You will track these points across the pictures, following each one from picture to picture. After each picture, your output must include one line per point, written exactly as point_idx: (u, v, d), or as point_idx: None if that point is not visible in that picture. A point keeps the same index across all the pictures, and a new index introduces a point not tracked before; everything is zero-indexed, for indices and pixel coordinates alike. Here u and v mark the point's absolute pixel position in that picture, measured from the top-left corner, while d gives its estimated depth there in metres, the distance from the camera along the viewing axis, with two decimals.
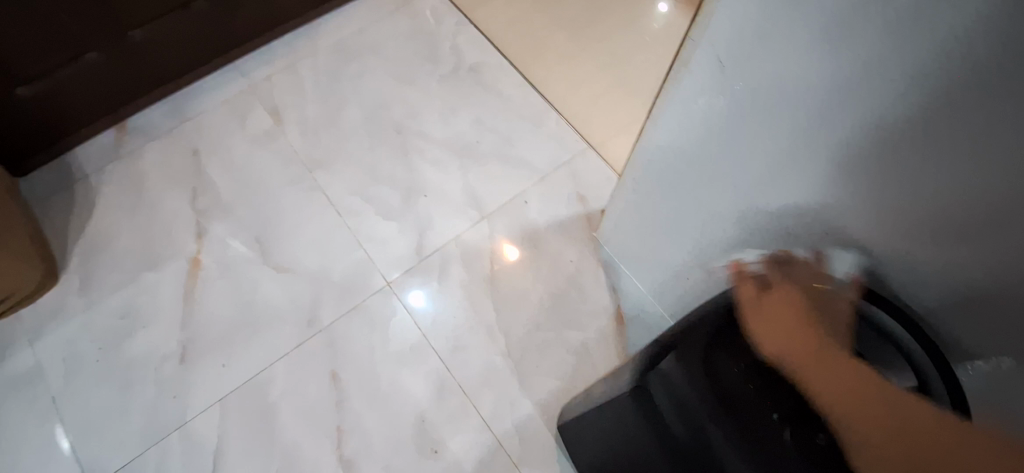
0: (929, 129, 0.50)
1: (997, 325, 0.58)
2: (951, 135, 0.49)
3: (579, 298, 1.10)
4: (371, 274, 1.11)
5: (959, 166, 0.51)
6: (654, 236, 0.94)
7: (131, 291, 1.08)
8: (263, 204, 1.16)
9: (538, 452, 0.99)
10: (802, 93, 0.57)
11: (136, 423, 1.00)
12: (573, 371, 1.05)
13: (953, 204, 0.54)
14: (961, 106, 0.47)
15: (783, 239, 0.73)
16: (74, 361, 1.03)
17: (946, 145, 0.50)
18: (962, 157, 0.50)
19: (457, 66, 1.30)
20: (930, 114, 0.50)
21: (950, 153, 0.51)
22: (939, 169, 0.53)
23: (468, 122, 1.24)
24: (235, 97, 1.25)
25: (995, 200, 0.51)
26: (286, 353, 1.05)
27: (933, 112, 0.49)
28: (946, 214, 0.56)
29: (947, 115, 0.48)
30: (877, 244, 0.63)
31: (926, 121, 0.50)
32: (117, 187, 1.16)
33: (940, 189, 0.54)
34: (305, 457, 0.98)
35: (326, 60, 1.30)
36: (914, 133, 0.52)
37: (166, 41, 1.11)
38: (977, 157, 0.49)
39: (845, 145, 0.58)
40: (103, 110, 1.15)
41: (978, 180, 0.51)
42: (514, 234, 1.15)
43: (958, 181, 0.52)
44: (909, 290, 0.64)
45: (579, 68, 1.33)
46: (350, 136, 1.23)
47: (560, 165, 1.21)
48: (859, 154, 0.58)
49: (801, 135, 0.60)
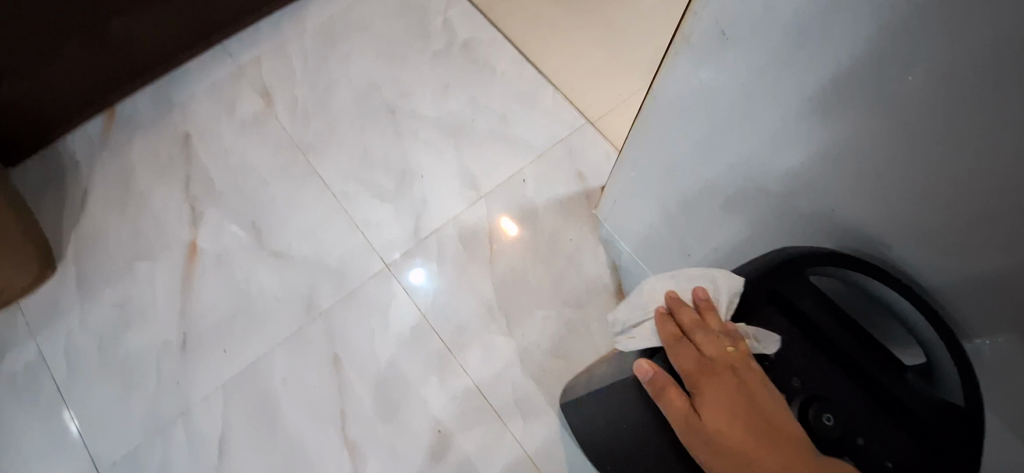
0: (941, 103, 0.49)
1: (1003, 303, 0.58)
2: (963, 110, 0.48)
3: (579, 277, 1.10)
4: (369, 257, 1.10)
5: (966, 144, 0.50)
6: (654, 213, 0.94)
7: (128, 280, 1.08)
8: (256, 189, 1.14)
9: (541, 430, 1.00)
10: (807, 67, 0.55)
11: (140, 412, 1.00)
12: (574, 350, 1.05)
13: (962, 182, 0.53)
14: (977, 79, 0.45)
15: (786, 216, 0.73)
16: (74, 352, 1.03)
17: (958, 120, 0.49)
18: (974, 132, 0.49)
19: (450, 42, 1.27)
20: (941, 88, 0.48)
21: (958, 131, 0.50)
22: (949, 144, 0.51)
23: (463, 101, 1.22)
24: (224, 80, 1.23)
25: (1002, 181, 0.50)
26: (286, 339, 1.05)
27: (941, 88, 0.48)
28: (954, 192, 0.54)
29: (956, 91, 0.47)
30: (880, 224, 0.63)
31: (934, 98, 0.49)
32: (108, 175, 1.14)
33: (950, 167, 0.53)
34: (310, 440, 0.99)
35: (315, 38, 1.27)
36: (922, 110, 0.51)
37: (151, 23, 1.08)
38: (986, 135, 0.48)
39: (851, 119, 0.56)
40: (90, 96, 1.13)
41: (989, 157, 0.49)
42: (512, 213, 1.14)
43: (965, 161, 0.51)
44: (913, 268, 0.63)
45: (574, 42, 1.30)
46: (342, 117, 1.21)
47: (557, 142, 1.19)
48: (865, 129, 0.56)
49: (805, 110, 0.59)
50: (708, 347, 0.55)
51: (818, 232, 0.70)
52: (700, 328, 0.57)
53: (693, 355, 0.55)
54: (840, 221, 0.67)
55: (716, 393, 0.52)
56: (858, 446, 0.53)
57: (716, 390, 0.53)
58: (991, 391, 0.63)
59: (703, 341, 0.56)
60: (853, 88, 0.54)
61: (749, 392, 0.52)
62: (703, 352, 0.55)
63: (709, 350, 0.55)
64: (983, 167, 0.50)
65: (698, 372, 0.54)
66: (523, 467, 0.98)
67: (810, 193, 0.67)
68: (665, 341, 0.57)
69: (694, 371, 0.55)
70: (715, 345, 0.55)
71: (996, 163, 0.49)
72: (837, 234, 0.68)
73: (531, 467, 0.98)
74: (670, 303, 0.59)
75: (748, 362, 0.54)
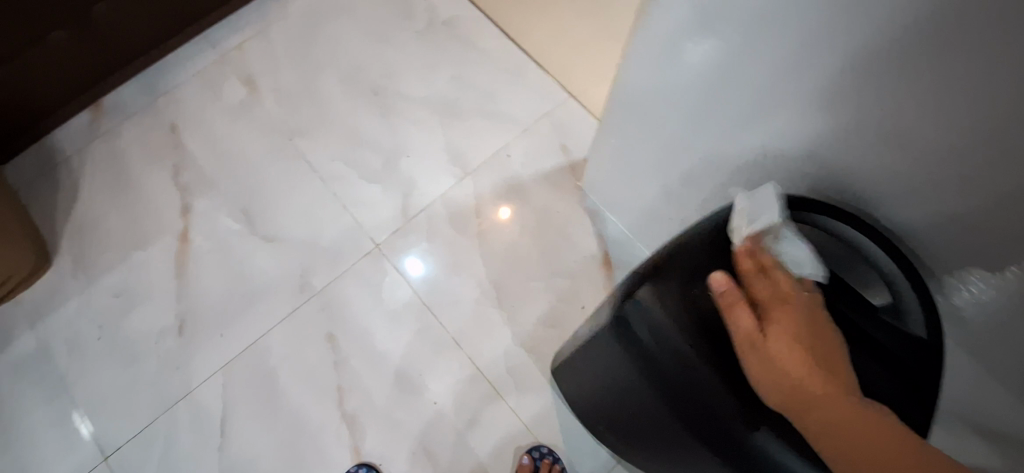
0: (923, 57, 0.48)
1: (969, 234, 0.57)
2: (950, 66, 0.47)
3: (566, 247, 1.12)
4: (360, 237, 1.12)
5: (937, 87, 0.49)
6: (636, 179, 0.95)
7: (123, 270, 1.09)
8: (245, 175, 1.16)
9: (534, 397, 1.03)
10: (777, 30, 0.55)
11: (142, 397, 1.02)
12: (564, 318, 1.07)
13: (941, 129, 0.52)
14: (964, 36, 0.44)
15: (759, 171, 0.73)
16: (74, 341, 1.05)
17: (939, 70, 0.47)
18: (954, 70, 0.47)
19: (431, 22, 1.28)
20: (924, 44, 0.47)
21: (929, 73, 0.48)
22: (935, 88, 0.49)
23: (447, 81, 1.23)
24: (208, 68, 1.23)
25: (974, 123, 0.49)
26: (282, 321, 1.06)
27: (914, 34, 0.47)
28: (930, 138, 0.53)
29: (927, 34, 0.46)
30: (849, 167, 0.62)
31: (907, 41, 0.47)
32: (97, 168, 1.15)
33: (925, 119, 0.52)
34: (309, 416, 1.01)
35: (297, 24, 1.28)
36: (895, 55, 0.49)
37: (128, 15, 1.08)
38: (959, 77, 0.47)
39: (825, 75, 0.56)
40: (74, 90, 1.13)
41: (973, 113, 0.48)
42: (499, 190, 1.15)
43: (936, 103, 0.50)
44: (889, 213, 0.62)
45: (557, 17, 1.31)
46: (328, 101, 1.22)
47: (541, 117, 1.21)
48: (842, 80, 0.55)
49: (777, 67, 0.59)
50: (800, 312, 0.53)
51: (792, 180, 0.70)
52: (780, 280, 0.55)
53: (787, 312, 0.53)
54: (812, 166, 0.66)
55: (797, 341, 0.51)
56: None
57: (785, 329, 0.51)
58: (975, 339, 0.64)
59: (769, 291, 0.54)
60: (819, 54, 0.54)
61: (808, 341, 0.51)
62: (768, 293, 0.54)
63: (790, 296, 0.54)
64: (961, 120, 0.49)
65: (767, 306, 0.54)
66: (518, 433, 1.01)
67: (785, 138, 0.66)
68: (744, 273, 0.56)
69: (772, 306, 0.53)
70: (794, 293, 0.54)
71: (975, 117, 0.48)
72: (807, 177, 0.68)
73: (527, 433, 1.01)
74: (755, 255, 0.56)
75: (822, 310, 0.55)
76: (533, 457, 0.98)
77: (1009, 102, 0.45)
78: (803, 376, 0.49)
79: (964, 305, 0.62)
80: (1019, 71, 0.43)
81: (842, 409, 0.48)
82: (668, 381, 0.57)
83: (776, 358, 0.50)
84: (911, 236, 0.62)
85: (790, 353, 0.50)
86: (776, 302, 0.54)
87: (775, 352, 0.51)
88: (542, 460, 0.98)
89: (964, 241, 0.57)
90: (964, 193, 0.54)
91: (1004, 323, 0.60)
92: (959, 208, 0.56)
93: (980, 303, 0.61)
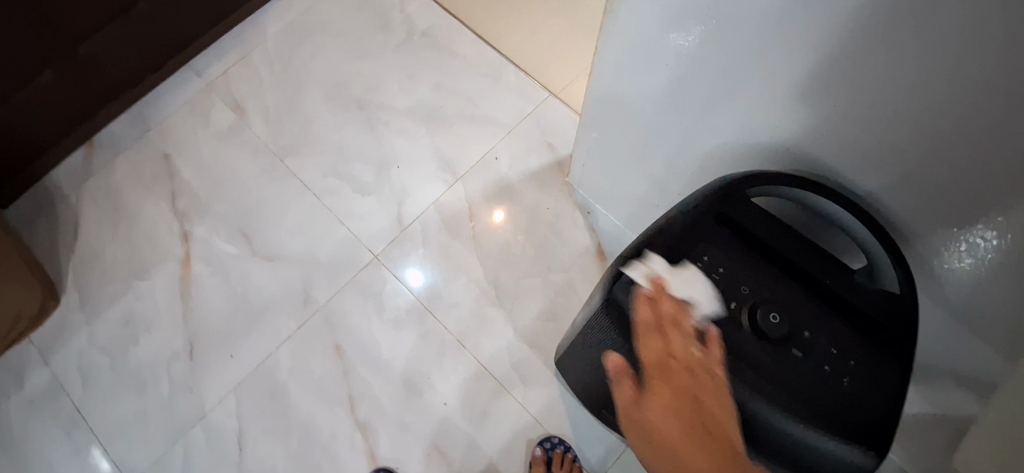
0: (880, 31, 0.50)
1: (926, 194, 0.59)
2: (898, 36, 0.49)
3: (559, 241, 1.14)
4: (357, 249, 1.14)
5: (888, 56, 0.52)
6: (620, 171, 0.98)
7: (129, 300, 1.11)
8: (240, 198, 1.18)
9: (540, 389, 1.05)
10: (737, 19, 0.59)
11: (157, 421, 1.05)
12: (563, 311, 1.10)
13: (895, 97, 0.54)
14: (916, 9, 0.47)
15: (732, 154, 0.76)
16: (88, 373, 1.07)
17: (887, 40, 0.50)
18: (901, 40, 0.50)
19: (409, 33, 1.31)
20: (890, 22, 0.49)
21: (882, 44, 0.51)
22: (888, 56, 0.52)
23: (429, 89, 1.26)
24: (195, 96, 1.26)
25: (926, 86, 0.51)
26: (288, 336, 1.09)
27: (864, 8, 0.49)
28: (886, 105, 0.55)
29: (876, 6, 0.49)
30: (815, 139, 0.64)
31: (857, 15, 0.50)
32: (95, 203, 1.18)
33: (896, 93, 0.54)
34: (322, 427, 1.04)
35: (277, 45, 1.30)
36: (847, 30, 0.52)
37: (113, 50, 1.11)
38: (907, 46, 0.50)
39: (786, 57, 0.59)
40: (67, 129, 1.16)
41: (930, 84, 0.51)
42: (488, 192, 1.18)
43: (890, 72, 0.53)
44: (864, 185, 0.64)
45: (529, 17, 1.34)
46: (315, 119, 1.24)
47: (525, 117, 1.23)
48: (802, 59, 0.58)
49: (748, 56, 0.62)
50: (676, 343, 0.59)
51: (763, 160, 0.72)
52: (665, 305, 0.59)
53: (657, 345, 0.59)
54: (780, 144, 0.69)
55: (666, 385, 0.57)
56: (806, 340, 0.58)
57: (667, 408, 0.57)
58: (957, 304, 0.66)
59: (649, 314, 0.60)
60: (789, 40, 0.57)
61: (673, 393, 0.57)
62: (657, 351, 0.59)
63: (659, 350, 0.59)
64: (926, 91, 0.52)
65: (651, 355, 0.59)
66: (529, 427, 1.03)
67: (752, 121, 0.69)
68: (640, 329, 0.61)
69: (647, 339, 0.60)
70: (680, 343, 0.58)
71: (941, 88, 0.50)
72: (784, 156, 0.70)
73: (535, 424, 1.03)
74: (645, 308, 0.60)
75: (691, 349, 0.58)
76: (544, 448, 1.01)
77: (972, 72, 0.47)
78: (675, 431, 0.56)
79: (955, 271, 0.63)
80: (960, 32, 0.46)
81: (698, 449, 0.54)
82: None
83: (660, 427, 0.56)
84: (889, 207, 0.64)
85: (663, 412, 0.57)
86: (647, 329, 0.60)
87: (659, 420, 0.57)
88: (553, 451, 1.01)
89: (927, 206, 0.60)
90: (935, 167, 0.56)
91: (978, 287, 0.62)
92: (929, 175, 0.58)
93: (958, 269, 0.62)
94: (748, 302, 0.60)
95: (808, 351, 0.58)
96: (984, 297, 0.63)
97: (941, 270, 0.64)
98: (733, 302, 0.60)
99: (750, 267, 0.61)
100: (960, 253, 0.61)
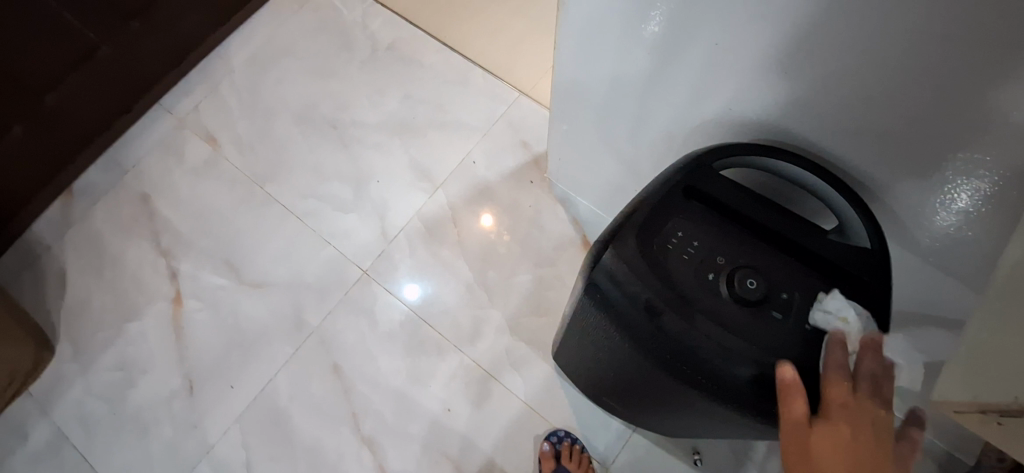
0: None
1: (885, 146, 0.61)
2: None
3: (542, 236, 1.15)
4: (345, 267, 1.15)
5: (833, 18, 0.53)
6: (594, 161, 0.99)
7: (122, 344, 1.11)
8: (223, 230, 1.18)
9: (540, 385, 1.06)
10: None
11: (163, 462, 1.04)
12: (554, 305, 1.11)
13: (845, 56, 0.55)
14: None
15: (698, 131, 0.77)
16: (88, 422, 1.07)
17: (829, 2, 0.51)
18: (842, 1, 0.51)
19: (373, 48, 1.32)
20: None
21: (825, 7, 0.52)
22: (833, 18, 0.52)
23: (400, 101, 1.27)
24: (167, 134, 1.26)
25: (873, 43, 0.52)
26: (285, 361, 1.09)
27: None
28: (838, 65, 0.56)
29: None
30: (773, 105, 0.66)
31: None
32: (78, 251, 1.17)
33: (845, 52, 0.55)
34: (327, 447, 1.04)
35: (244, 75, 1.31)
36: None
37: (80, 96, 1.12)
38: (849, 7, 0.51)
39: (737, 30, 0.60)
40: (43, 179, 1.16)
41: (877, 40, 0.52)
42: (468, 196, 1.19)
43: (837, 33, 0.54)
44: (824, 145, 0.66)
45: (491, 20, 1.35)
46: (289, 144, 1.25)
47: (497, 119, 1.24)
48: (752, 28, 0.59)
49: (700, 33, 0.63)
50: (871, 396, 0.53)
51: (727, 131, 0.74)
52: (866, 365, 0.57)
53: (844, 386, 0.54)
54: (740, 116, 0.70)
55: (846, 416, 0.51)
56: (784, 300, 0.60)
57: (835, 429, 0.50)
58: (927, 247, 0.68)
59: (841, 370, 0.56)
60: (736, 13, 0.58)
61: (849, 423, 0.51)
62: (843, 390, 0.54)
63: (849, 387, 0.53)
64: (874, 46, 0.52)
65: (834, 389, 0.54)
66: (533, 423, 1.04)
67: (712, 95, 0.70)
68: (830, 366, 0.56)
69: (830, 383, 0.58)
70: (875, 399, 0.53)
71: (888, 43, 0.51)
72: (747, 127, 0.71)
73: (539, 419, 1.04)
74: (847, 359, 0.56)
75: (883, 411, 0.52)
76: (552, 442, 1.01)
77: (913, 23, 0.48)
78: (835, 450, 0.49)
79: (921, 215, 0.65)
80: None
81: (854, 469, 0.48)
82: (646, 333, 0.60)
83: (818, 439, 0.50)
84: (851, 162, 0.65)
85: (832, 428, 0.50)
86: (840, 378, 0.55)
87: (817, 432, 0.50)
88: (561, 444, 1.01)
89: (888, 157, 0.62)
90: (895, 119, 0.57)
91: (944, 229, 0.64)
92: (887, 128, 0.59)
93: (925, 214, 0.64)
94: (726, 270, 0.61)
95: (788, 311, 0.59)
96: (952, 236, 0.64)
97: (908, 218, 0.66)
98: (712, 273, 0.61)
99: (722, 236, 0.63)
100: (923, 197, 0.63)
